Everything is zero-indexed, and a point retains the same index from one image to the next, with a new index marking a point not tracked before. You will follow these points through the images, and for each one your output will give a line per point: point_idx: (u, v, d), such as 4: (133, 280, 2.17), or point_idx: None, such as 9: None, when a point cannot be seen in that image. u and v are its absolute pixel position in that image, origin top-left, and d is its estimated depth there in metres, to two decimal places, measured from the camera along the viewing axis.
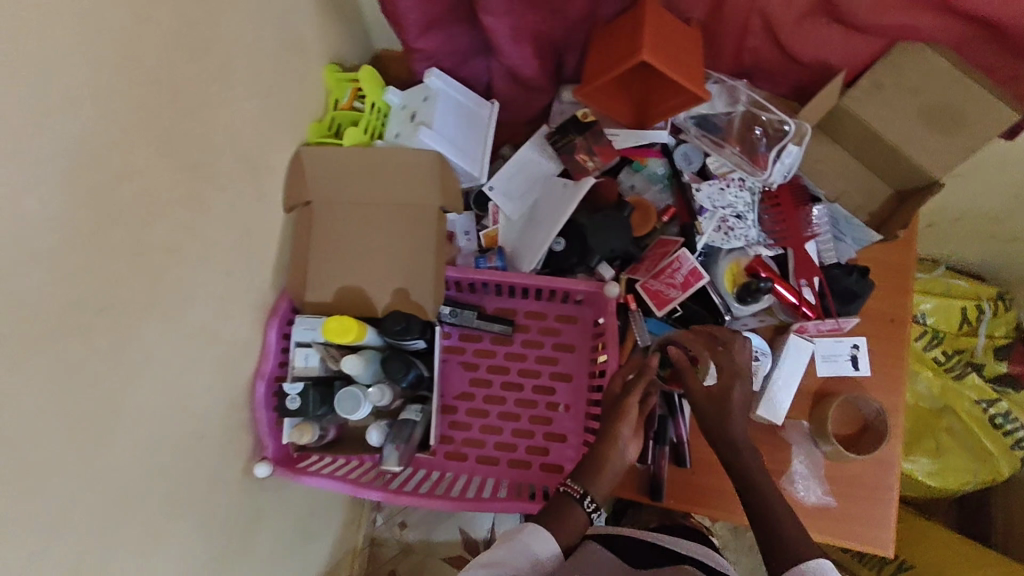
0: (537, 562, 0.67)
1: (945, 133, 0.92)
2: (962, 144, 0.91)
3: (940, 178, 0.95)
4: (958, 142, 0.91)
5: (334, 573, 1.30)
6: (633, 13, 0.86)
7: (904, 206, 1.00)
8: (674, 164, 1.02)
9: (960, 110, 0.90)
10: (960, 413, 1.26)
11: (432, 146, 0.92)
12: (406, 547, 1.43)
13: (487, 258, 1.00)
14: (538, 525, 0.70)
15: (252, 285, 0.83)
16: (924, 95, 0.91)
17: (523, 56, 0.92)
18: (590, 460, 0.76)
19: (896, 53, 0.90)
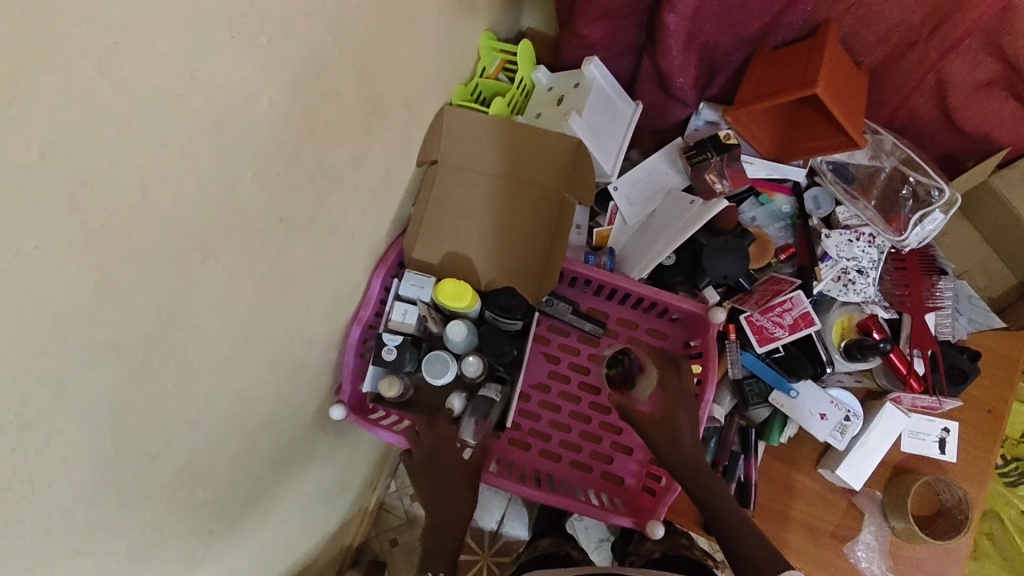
0: None
1: None
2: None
3: None
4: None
5: (344, 531, 1.23)
6: (811, 46, 0.85)
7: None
8: (802, 205, 1.00)
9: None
10: (1004, 519, 1.24)
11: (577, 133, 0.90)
12: (412, 519, 1.34)
13: (596, 256, 0.99)
14: None
15: (374, 230, 0.83)
16: None
17: (685, 64, 0.90)
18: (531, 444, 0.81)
19: None
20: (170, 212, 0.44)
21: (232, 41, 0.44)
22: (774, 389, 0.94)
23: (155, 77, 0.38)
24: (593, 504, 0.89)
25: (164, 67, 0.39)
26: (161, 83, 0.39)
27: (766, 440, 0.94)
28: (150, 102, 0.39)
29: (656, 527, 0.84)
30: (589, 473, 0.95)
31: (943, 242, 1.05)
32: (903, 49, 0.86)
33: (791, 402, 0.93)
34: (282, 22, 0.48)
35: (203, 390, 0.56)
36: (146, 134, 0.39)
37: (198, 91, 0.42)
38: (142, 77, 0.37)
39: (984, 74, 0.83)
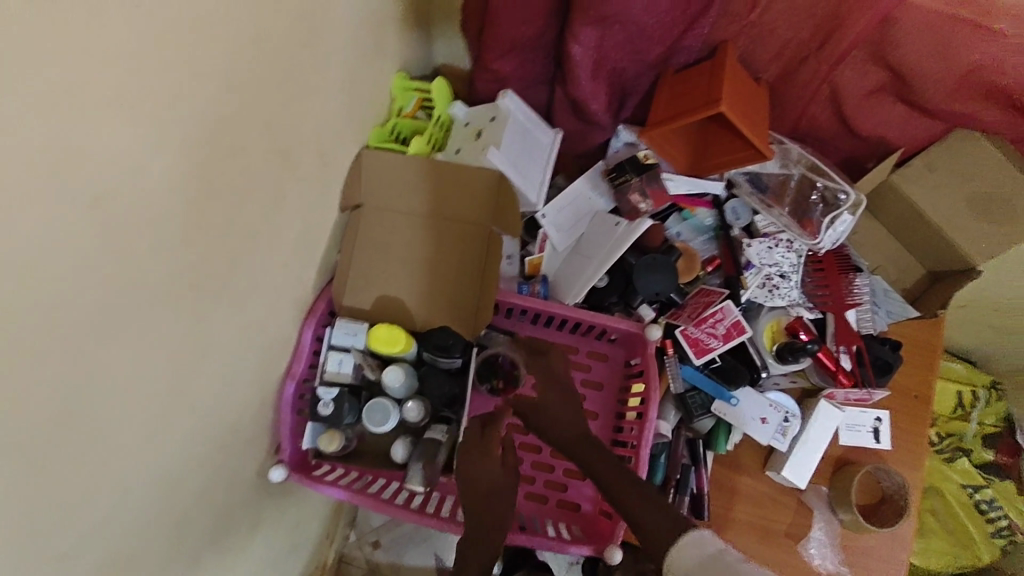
0: None
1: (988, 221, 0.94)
2: (1007, 235, 0.94)
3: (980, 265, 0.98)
4: (1004, 234, 0.94)
5: None
6: (712, 67, 0.89)
7: (941, 291, 1.02)
8: (723, 218, 1.04)
9: (1008, 204, 0.91)
10: (943, 492, 1.56)
11: (499, 167, 0.91)
12: (373, 569, 1.29)
13: (530, 285, 1.00)
14: None
15: (301, 281, 0.81)
16: (974, 182, 0.93)
17: (596, 91, 0.93)
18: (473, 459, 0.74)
19: (952, 139, 0.92)
20: (58, 292, 0.41)
21: (123, 108, 0.43)
22: (715, 399, 0.95)
23: (32, 155, 0.37)
24: (551, 535, 0.88)
25: (43, 145, 0.37)
26: (42, 159, 0.37)
27: (714, 449, 0.96)
28: (26, 181, 0.37)
29: (614, 551, 0.82)
30: (545, 503, 0.94)
31: (855, 240, 1.11)
32: (795, 63, 0.91)
33: (733, 410, 0.94)
34: (179, 83, 0.48)
35: (120, 472, 0.52)
36: (24, 216, 0.37)
37: (84, 163, 0.41)
38: (11, 155, 0.35)
39: (871, 82, 0.89)
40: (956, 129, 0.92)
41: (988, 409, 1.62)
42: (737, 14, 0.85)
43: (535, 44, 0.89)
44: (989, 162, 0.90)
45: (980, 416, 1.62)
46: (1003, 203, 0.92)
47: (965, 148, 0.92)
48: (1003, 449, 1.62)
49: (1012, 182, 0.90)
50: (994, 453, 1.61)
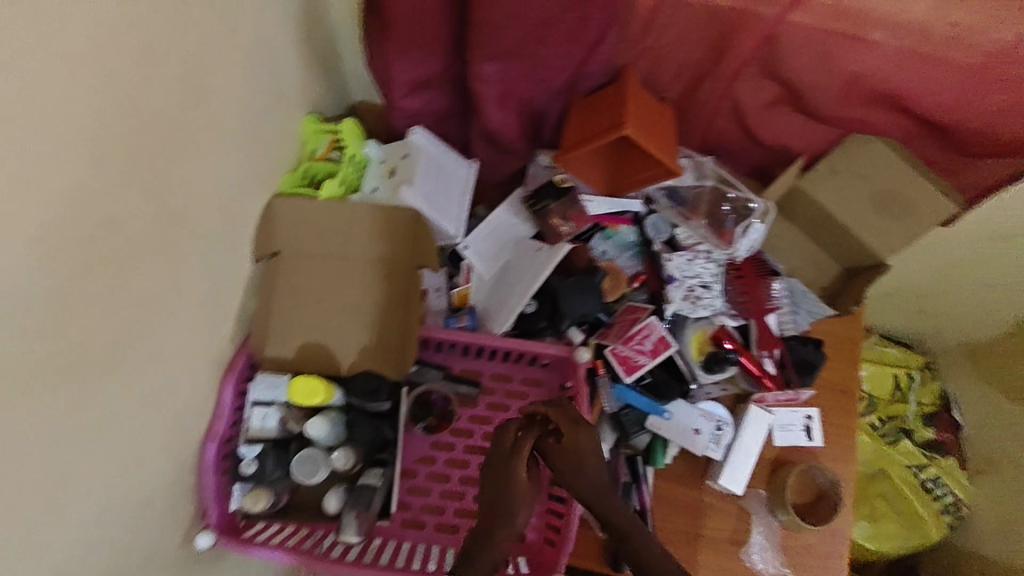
0: None
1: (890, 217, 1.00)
2: (909, 230, 0.99)
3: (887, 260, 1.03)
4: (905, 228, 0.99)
5: None
6: (616, 90, 0.91)
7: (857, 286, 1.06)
8: (644, 233, 1.04)
9: (907, 200, 0.97)
10: (893, 478, 1.64)
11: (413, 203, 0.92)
12: None
13: (458, 317, 0.99)
14: None
15: (213, 339, 0.79)
16: (874, 182, 0.98)
17: (505, 121, 0.94)
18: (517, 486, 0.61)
19: (849, 142, 0.97)
20: None
21: None
22: (650, 415, 0.96)
23: None
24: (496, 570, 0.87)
25: None
26: None
27: (653, 465, 0.96)
28: None
29: None
30: None
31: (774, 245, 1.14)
32: (696, 82, 0.93)
33: (667, 424, 0.96)
34: (25, 168, 0.46)
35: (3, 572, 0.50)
36: None
37: None
38: None
39: (768, 94, 0.92)
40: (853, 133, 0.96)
41: (923, 389, 1.74)
42: (632, 40, 0.87)
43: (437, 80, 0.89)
44: (886, 163, 0.96)
45: (918, 397, 1.72)
46: (901, 200, 0.98)
47: (862, 151, 0.97)
48: (942, 427, 1.71)
49: (907, 180, 0.96)
50: (933, 431, 1.70)
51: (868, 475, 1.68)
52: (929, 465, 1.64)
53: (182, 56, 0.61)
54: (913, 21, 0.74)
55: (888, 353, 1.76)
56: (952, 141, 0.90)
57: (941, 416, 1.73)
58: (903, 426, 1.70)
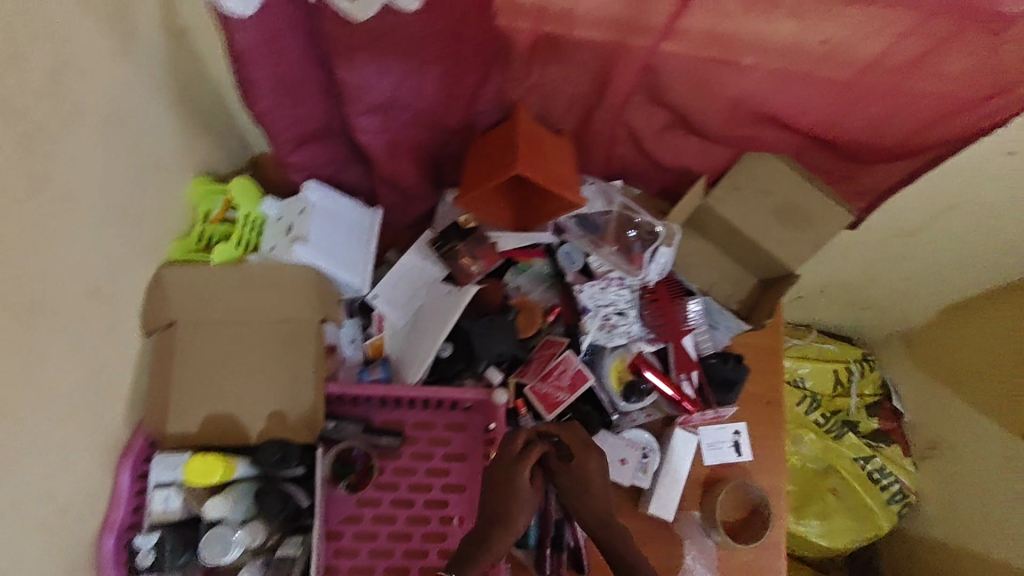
0: None
1: (795, 230, 1.00)
2: (810, 241, 1.00)
3: (794, 272, 1.02)
4: (806, 241, 1.00)
5: None
6: (508, 128, 0.90)
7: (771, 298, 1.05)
8: (557, 264, 1.03)
9: (805, 211, 0.98)
10: (840, 472, 1.67)
11: (308, 263, 0.90)
12: None
13: (370, 370, 0.97)
14: None
15: (101, 426, 0.75)
16: (774, 196, 0.98)
17: (401, 167, 0.92)
18: (505, 480, 0.74)
19: (746, 159, 0.98)
20: None
21: None
22: None
23: None
24: None
25: None
26: None
27: None
28: None
29: None
30: None
31: (688, 263, 1.11)
32: (590, 113, 0.92)
33: None
34: None
35: None
36: None
37: None
38: None
39: (661, 120, 0.92)
40: (747, 152, 0.97)
41: (864, 379, 1.76)
42: (517, 79, 0.85)
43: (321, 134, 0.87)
44: (783, 175, 0.97)
45: (859, 388, 1.75)
46: (799, 211, 0.99)
47: (763, 164, 0.97)
48: (885, 414, 1.75)
49: (803, 190, 0.97)
50: (877, 419, 1.73)
51: (817, 471, 1.70)
52: (874, 456, 1.67)
53: (20, 150, 0.57)
54: (778, 44, 0.75)
55: (827, 348, 1.78)
56: (842, 149, 0.92)
57: (884, 403, 1.76)
58: (847, 418, 1.73)
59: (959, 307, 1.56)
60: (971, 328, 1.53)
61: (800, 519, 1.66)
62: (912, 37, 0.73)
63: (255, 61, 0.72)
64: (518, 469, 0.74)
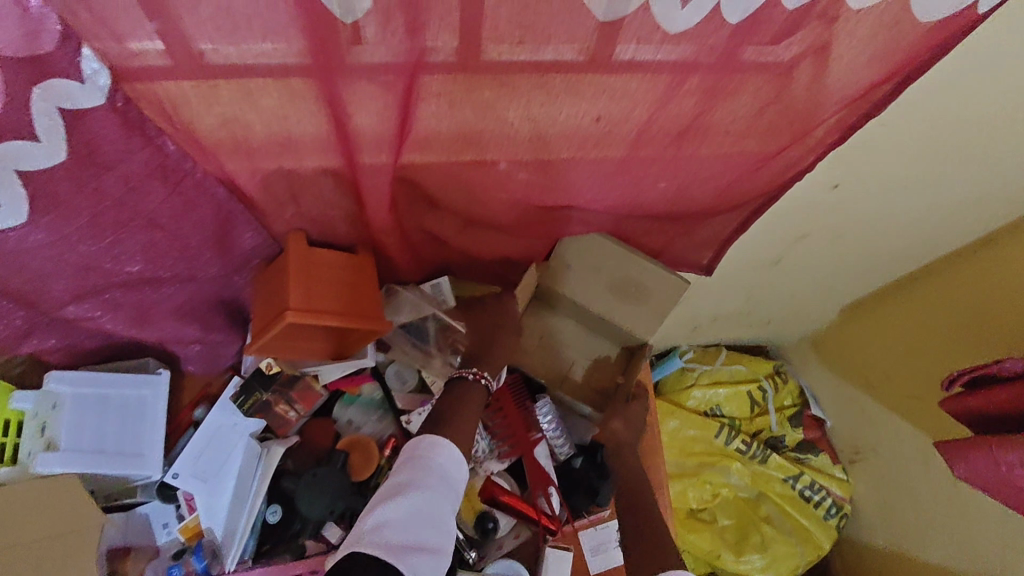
0: (445, 463, 0.74)
1: (635, 302, 0.92)
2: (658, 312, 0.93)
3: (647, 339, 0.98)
4: (650, 310, 0.92)
5: None
6: (278, 265, 0.78)
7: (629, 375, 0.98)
8: (387, 387, 0.93)
9: (643, 286, 0.90)
10: (773, 496, 1.54)
11: (57, 470, 0.76)
12: None
13: (182, 563, 0.82)
14: (438, 435, 0.77)
15: None
16: (606, 271, 0.91)
17: (165, 331, 0.79)
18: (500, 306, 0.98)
19: (566, 243, 0.89)
20: None
21: None
22: None
23: None
24: None
25: None
26: None
27: None
28: None
29: None
30: None
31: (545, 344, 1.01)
32: (370, 228, 0.81)
33: None
34: None
35: None
36: None
37: None
38: None
39: (454, 222, 0.82)
40: (562, 239, 0.88)
41: (781, 392, 1.60)
42: (270, 214, 0.74)
43: (42, 330, 0.71)
44: (608, 252, 0.89)
45: (779, 400, 1.60)
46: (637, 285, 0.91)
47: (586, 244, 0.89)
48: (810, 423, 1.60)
49: (637, 265, 0.89)
50: (803, 429, 1.60)
51: (750, 499, 1.54)
52: (802, 473, 1.54)
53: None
54: (524, 134, 0.67)
55: (737, 369, 1.58)
56: (657, 213, 0.83)
57: (806, 410, 1.60)
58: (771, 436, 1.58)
59: (852, 308, 1.40)
60: (868, 330, 1.36)
61: (740, 558, 1.50)
62: (671, 103, 0.65)
63: None
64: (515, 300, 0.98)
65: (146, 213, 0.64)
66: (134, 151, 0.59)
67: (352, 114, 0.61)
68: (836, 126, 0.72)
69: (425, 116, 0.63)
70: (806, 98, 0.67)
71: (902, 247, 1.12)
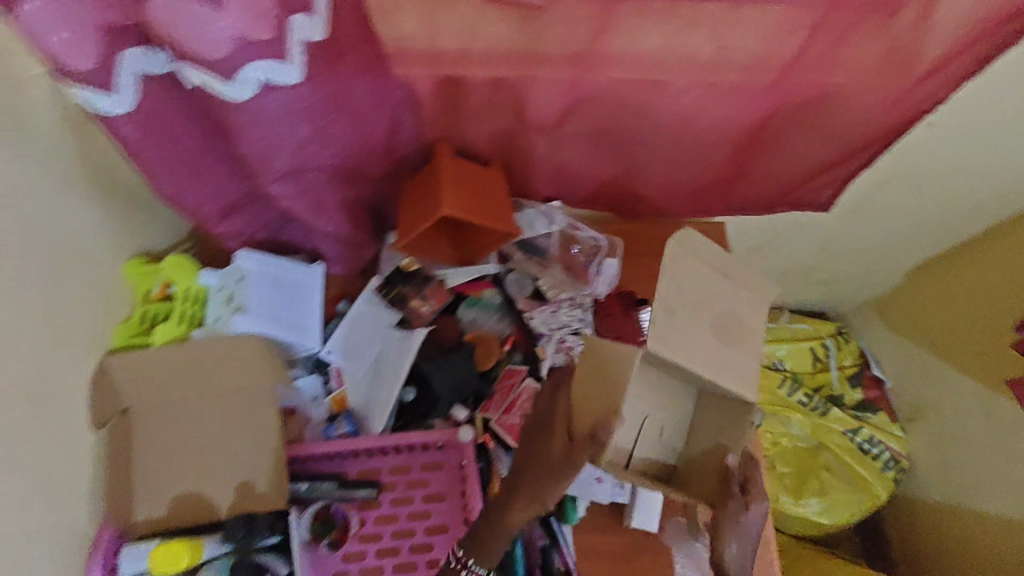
0: None
1: (730, 345, 0.81)
2: (743, 368, 0.80)
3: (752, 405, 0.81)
4: (738, 359, 0.80)
5: None
6: (433, 169, 0.90)
7: (723, 435, 0.83)
8: (507, 293, 1.04)
9: (734, 317, 0.82)
10: (832, 447, 1.53)
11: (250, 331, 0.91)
12: None
13: (335, 425, 0.96)
14: None
15: (62, 522, 0.76)
16: (704, 308, 0.80)
17: (334, 223, 0.92)
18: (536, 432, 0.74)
19: (673, 245, 0.80)
20: None
21: None
22: None
23: None
24: None
25: None
26: None
27: (568, 522, 0.96)
28: None
29: None
30: None
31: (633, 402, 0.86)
32: (511, 142, 0.92)
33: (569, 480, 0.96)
34: None
35: None
36: None
37: None
38: None
39: (584, 137, 0.93)
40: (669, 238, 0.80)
41: (842, 351, 1.62)
42: (434, 119, 0.86)
43: (246, 207, 0.87)
44: (699, 274, 0.81)
45: (840, 360, 1.62)
46: (739, 325, 0.82)
47: (685, 267, 0.80)
48: (869, 384, 1.62)
49: (732, 297, 0.82)
50: (862, 390, 1.60)
51: (810, 449, 1.55)
52: (862, 427, 1.54)
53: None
54: (663, 53, 0.78)
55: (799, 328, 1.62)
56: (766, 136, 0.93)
57: (865, 373, 1.63)
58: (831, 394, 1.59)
59: (923, 270, 1.44)
60: (942, 290, 1.39)
61: (797, 501, 1.52)
62: (793, 30, 0.75)
63: (146, 153, 0.73)
64: (545, 428, 0.73)
65: (351, 105, 0.77)
66: (352, 49, 0.72)
67: (530, 27, 0.73)
68: (935, 61, 0.81)
69: (583, 35, 0.75)
70: (910, 28, 0.77)
71: (979, 203, 1.20)
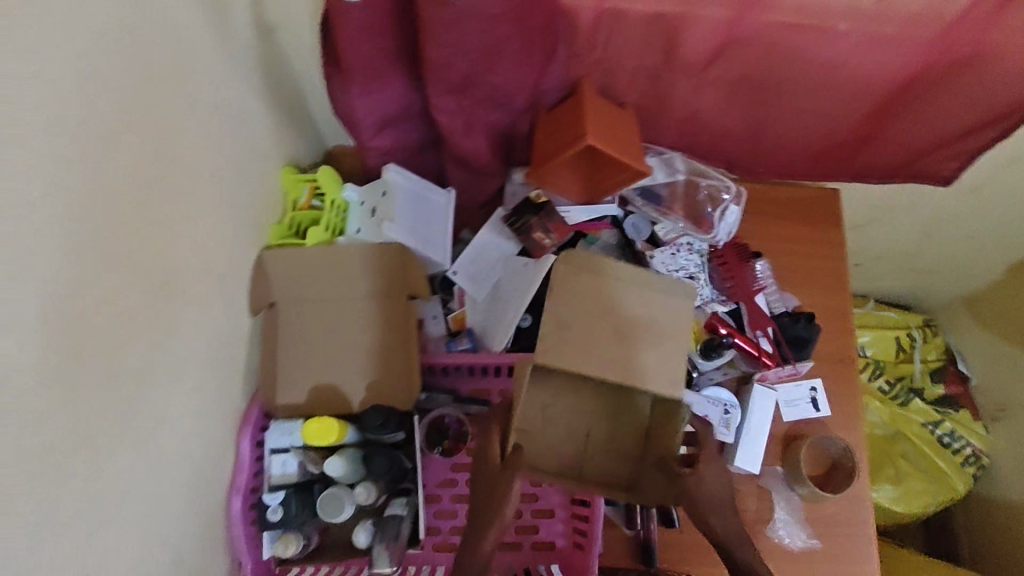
0: None
1: (626, 347, 0.79)
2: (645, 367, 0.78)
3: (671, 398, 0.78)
4: (657, 368, 0.78)
5: None
6: (575, 99, 0.93)
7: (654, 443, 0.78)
8: (625, 234, 1.08)
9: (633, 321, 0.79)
10: (911, 437, 1.46)
11: (396, 239, 0.98)
12: None
13: (457, 341, 1.02)
14: None
15: (224, 385, 0.85)
16: (601, 318, 0.79)
17: (474, 147, 0.98)
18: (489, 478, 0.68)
19: (562, 271, 0.80)
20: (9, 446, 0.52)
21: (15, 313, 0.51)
22: None
23: None
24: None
25: None
26: None
27: None
28: None
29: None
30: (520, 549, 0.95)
31: (554, 419, 0.84)
32: (651, 83, 0.95)
33: None
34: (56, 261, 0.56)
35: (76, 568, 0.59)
36: None
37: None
38: None
39: (723, 82, 0.95)
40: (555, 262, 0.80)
41: (927, 345, 1.58)
42: (584, 52, 0.90)
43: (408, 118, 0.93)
44: (589, 289, 0.80)
45: (924, 353, 1.58)
46: (648, 333, 0.79)
47: (587, 284, 0.80)
48: (953, 380, 1.56)
49: (630, 300, 0.80)
50: (944, 386, 1.55)
51: (887, 437, 1.48)
52: (943, 420, 1.48)
53: (148, 135, 0.67)
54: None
55: (887, 316, 1.60)
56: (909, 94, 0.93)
57: (949, 369, 1.58)
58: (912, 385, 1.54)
59: None
60: None
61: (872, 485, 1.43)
62: None
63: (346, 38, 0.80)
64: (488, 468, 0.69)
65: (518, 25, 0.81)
66: None
67: None
68: None
69: None
70: None
71: None
